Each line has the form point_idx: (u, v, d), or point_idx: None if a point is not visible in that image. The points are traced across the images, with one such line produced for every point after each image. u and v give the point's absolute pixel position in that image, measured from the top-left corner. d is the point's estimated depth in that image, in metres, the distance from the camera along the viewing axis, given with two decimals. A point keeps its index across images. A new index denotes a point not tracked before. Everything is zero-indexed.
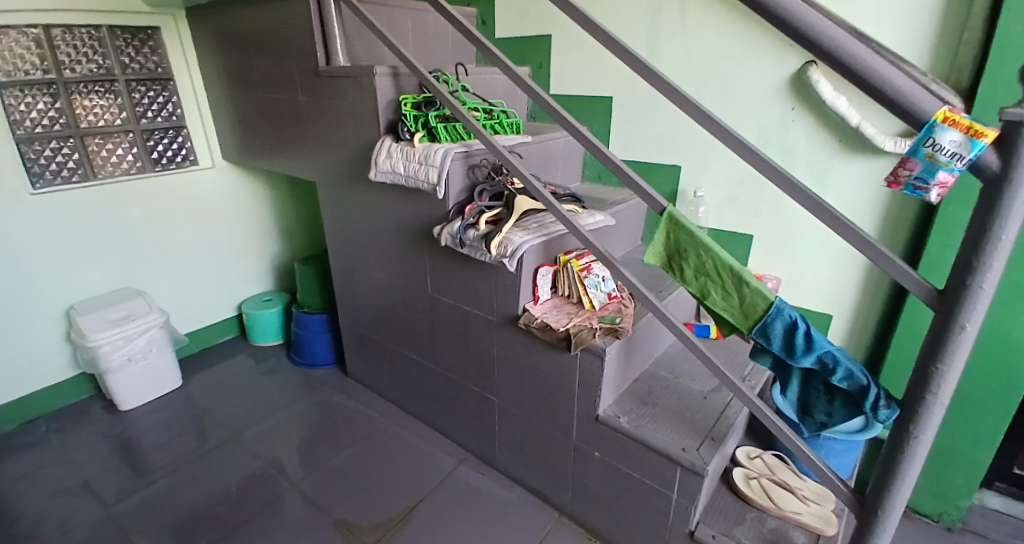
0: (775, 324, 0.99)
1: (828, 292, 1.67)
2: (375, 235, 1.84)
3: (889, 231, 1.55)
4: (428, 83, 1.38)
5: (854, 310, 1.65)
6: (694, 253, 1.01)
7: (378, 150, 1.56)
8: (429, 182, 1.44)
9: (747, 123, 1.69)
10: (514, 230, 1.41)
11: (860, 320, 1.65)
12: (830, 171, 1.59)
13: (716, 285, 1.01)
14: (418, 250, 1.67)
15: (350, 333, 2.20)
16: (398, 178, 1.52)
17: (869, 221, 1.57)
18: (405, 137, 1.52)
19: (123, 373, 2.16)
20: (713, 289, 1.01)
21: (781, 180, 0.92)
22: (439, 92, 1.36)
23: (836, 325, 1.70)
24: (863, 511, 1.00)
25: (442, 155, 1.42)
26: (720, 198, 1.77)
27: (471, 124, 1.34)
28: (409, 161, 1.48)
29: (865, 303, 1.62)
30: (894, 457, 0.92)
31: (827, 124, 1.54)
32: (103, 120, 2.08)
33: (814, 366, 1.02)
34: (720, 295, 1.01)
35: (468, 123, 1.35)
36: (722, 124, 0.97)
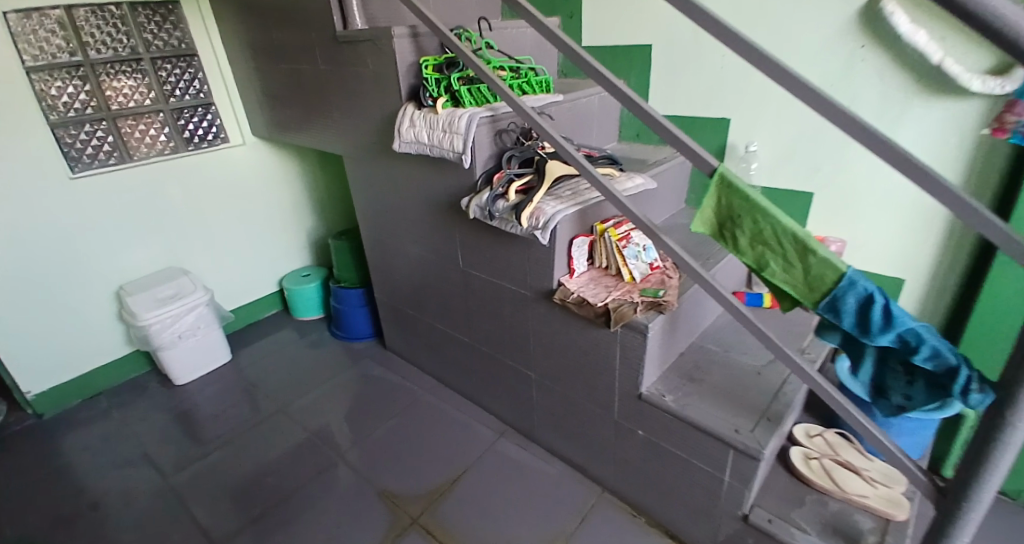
0: (847, 298, 0.87)
1: (899, 253, 1.51)
2: (404, 208, 1.78)
3: (976, 181, 1.36)
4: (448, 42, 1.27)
5: (930, 273, 1.48)
6: (749, 219, 0.91)
7: (401, 119, 1.48)
8: (454, 150, 1.36)
9: (807, 66, 1.50)
10: (547, 198, 1.33)
11: (934, 284, 1.49)
12: (906, 117, 1.39)
13: (775, 256, 0.90)
14: (449, 222, 1.60)
15: (386, 306, 2.19)
16: (422, 149, 1.44)
17: (952, 171, 1.38)
18: (427, 103, 1.42)
19: (175, 349, 2.23)
20: (772, 260, 0.91)
21: (858, 132, 0.78)
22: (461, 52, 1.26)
23: (908, 289, 1.54)
24: (944, 503, 0.90)
25: (466, 121, 1.33)
26: (775, 152, 1.61)
27: (497, 85, 1.23)
28: (432, 129, 1.40)
29: (944, 264, 1.45)
30: (986, 447, 0.81)
31: (903, 61, 1.35)
32: (133, 101, 2.08)
33: (892, 345, 0.89)
34: (780, 266, 0.91)
35: (494, 85, 1.24)
36: (783, 69, 0.83)
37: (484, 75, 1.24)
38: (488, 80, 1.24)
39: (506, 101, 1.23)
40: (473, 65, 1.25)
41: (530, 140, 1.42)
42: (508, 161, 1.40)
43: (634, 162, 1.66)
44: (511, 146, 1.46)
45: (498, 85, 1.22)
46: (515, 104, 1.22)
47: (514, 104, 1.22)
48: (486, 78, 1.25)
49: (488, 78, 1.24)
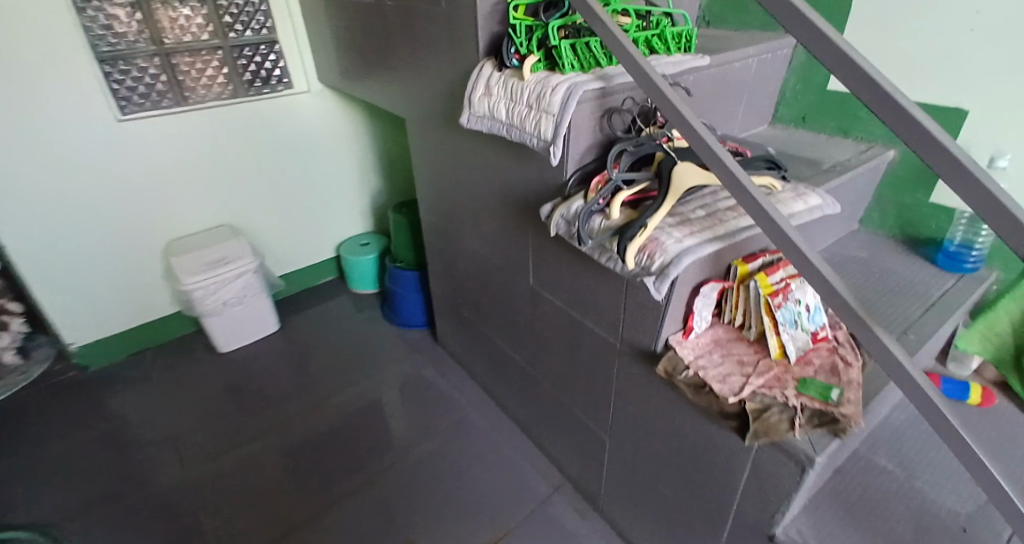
0: None
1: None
2: (471, 194, 1.40)
3: None
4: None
5: None
6: None
7: (475, 82, 1.08)
8: (541, 137, 0.96)
9: None
10: (669, 224, 0.89)
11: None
12: None
13: None
14: (524, 223, 1.21)
15: (442, 301, 1.86)
16: (499, 129, 1.06)
17: None
18: (512, 62, 1.01)
19: (221, 316, 2.05)
20: None
21: None
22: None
23: None
24: None
25: (563, 99, 0.92)
26: None
27: (627, 53, 0.81)
28: (517, 104, 1.00)
29: None
30: None
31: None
32: (189, 35, 1.82)
33: None
34: None
35: (621, 54, 0.82)
36: None
37: (608, 36, 0.83)
38: (614, 45, 0.82)
39: (636, 80, 0.80)
40: (595, 20, 0.83)
41: (651, 129, 0.97)
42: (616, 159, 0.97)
43: (798, 165, 1.15)
44: (623, 131, 1.03)
45: (629, 53, 0.80)
46: (647, 83, 0.78)
47: (646, 83, 0.78)
48: (608, 40, 0.83)
49: (615, 41, 0.82)
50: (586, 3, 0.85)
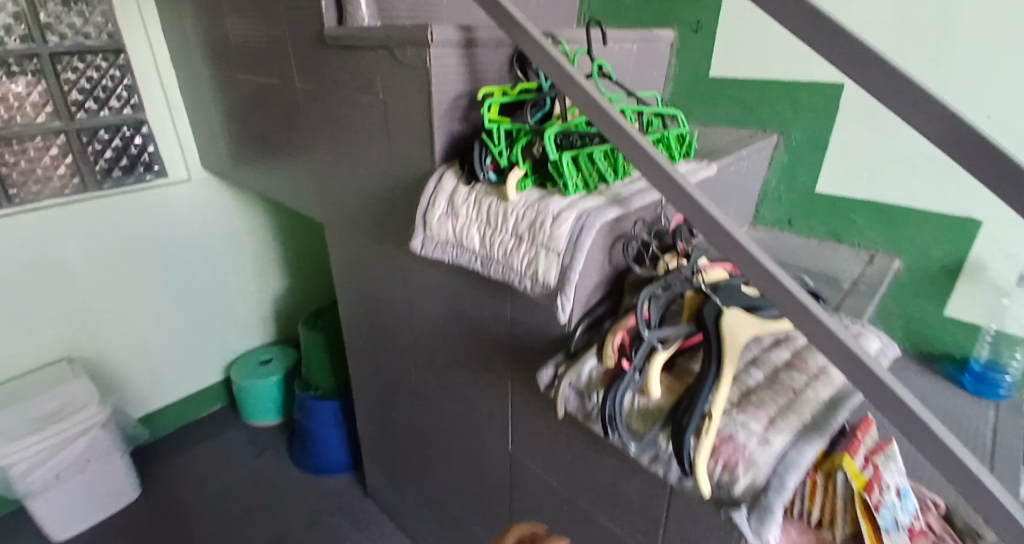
0: None
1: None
2: (416, 323, 1.07)
3: None
4: (567, 74, 0.59)
5: None
6: None
7: (433, 195, 0.79)
8: (539, 280, 0.68)
9: None
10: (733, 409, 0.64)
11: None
12: None
13: None
14: (502, 369, 0.91)
15: (373, 442, 1.47)
16: (470, 258, 0.76)
17: None
18: (486, 174, 0.75)
19: (49, 495, 1.47)
20: None
21: None
22: (599, 103, 0.57)
23: None
24: None
25: (574, 231, 0.65)
26: None
27: (680, 188, 0.52)
28: (499, 233, 0.72)
29: None
30: None
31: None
32: (16, 116, 1.36)
33: None
34: None
35: (668, 188, 0.53)
36: None
37: (646, 162, 0.54)
38: (656, 173, 0.54)
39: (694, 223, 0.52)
40: (623, 138, 0.55)
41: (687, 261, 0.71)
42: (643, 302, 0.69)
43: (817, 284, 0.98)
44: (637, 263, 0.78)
45: (688, 191, 0.51)
46: (719, 235, 0.50)
47: (722, 236, 0.50)
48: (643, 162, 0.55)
49: (659, 169, 0.54)
50: (605, 112, 0.57)
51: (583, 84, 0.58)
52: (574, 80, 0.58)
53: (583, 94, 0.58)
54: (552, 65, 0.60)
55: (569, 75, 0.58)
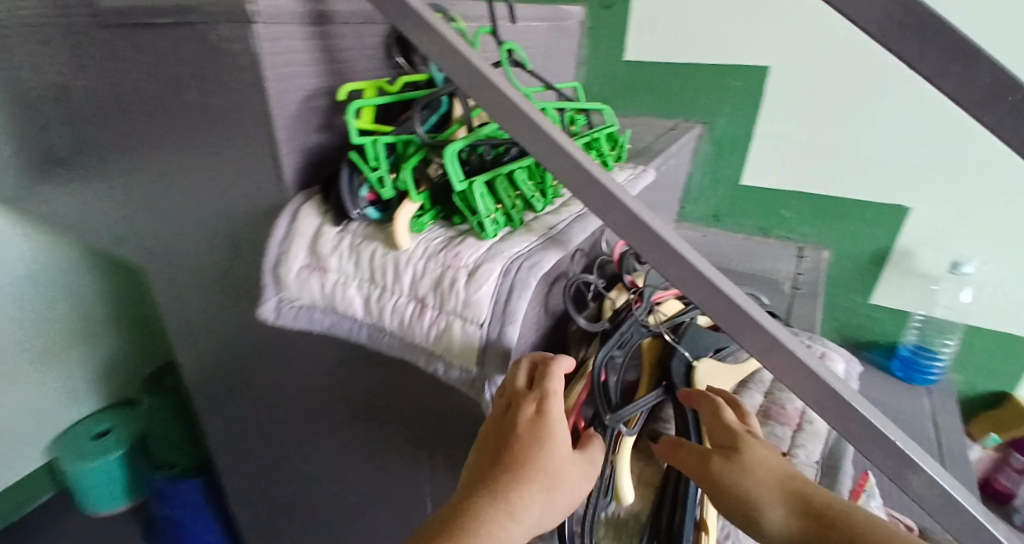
0: None
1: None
2: (284, 397, 0.81)
3: None
4: (482, 73, 0.35)
5: None
6: None
7: (284, 238, 0.55)
8: (456, 360, 0.47)
9: None
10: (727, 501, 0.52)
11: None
12: None
13: None
14: (406, 452, 0.69)
15: (254, 529, 1.18)
16: (350, 326, 0.54)
17: None
18: (364, 210, 0.53)
19: None
20: None
21: None
22: (539, 124, 0.35)
23: None
24: None
25: (495, 290, 0.45)
26: (989, 277, 0.91)
27: (685, 264, 0.33)
28: (390, 292, 0.51)
29: None
30: None
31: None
32: None
33: None
34: None
35: (667, 265, 0.33)
36: None
37: (623, 220, 0.34)
38: (641, 238, 0.33)
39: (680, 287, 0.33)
40: (583, 183, 0.34)
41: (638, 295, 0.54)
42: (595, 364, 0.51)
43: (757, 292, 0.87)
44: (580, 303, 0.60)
45: (703, 272, 0.32)
46: (714, 303, 0.33)
47: (759, 338, 0.32)
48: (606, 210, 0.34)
49: (644, 233, 0.33)
50: (552, 138, 0.34)
51: (509, 89, 0.35)
52: (495, 83, 0.35)
53: (511, 105, 0.35)
54: (456, 55, 0.36)
55: (467, 61, 0.35)
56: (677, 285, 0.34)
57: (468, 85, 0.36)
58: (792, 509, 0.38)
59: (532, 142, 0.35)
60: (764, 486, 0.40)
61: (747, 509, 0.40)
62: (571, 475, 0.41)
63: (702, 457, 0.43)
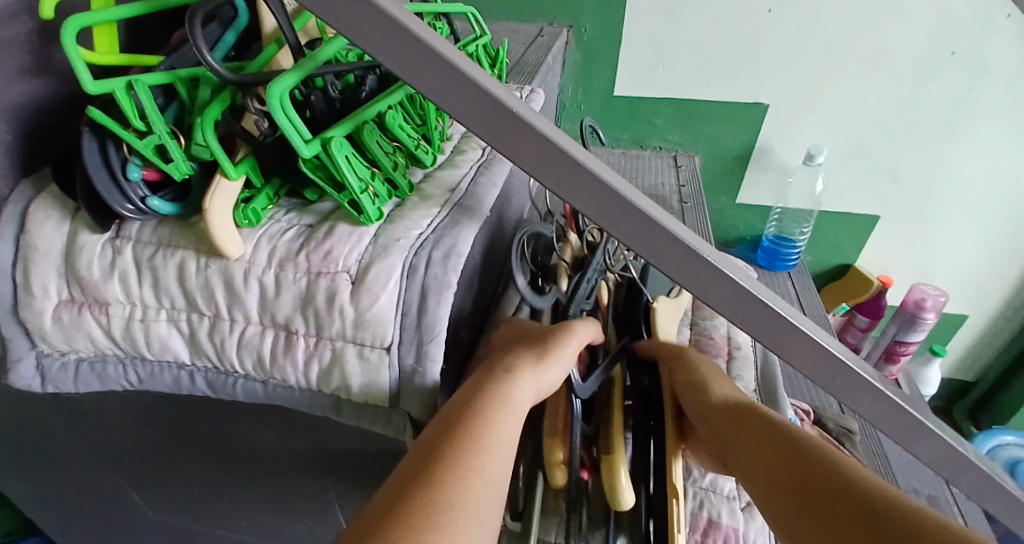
0: None
1: (985, 281, 1.04)
2: (81, 486, 0.55)
3: None
4: (386, 13, 0.19)
5: (1000, 311, 1.07)
6: None
7: (21, 265, 0.33)
8: (354, 396, 0.33)
9: (915, 26, 0.80)
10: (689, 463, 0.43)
11: (1004, 323, 1.09)
12: None
13: None
14: (292, 505, 0.52)
15: None
16: (172, 375, 0.36)
17: None
18: (147, 198, 0.32)
19: None
20: None
21: None
22: (491, 93, 0.21)
23: (963, 330, 1.11)
24: None
25: (393, 296, 0.31)
26: (837, 162, 0.95)
27: (663, 232, 0.26)
28: (229, 321, 0.33)
29: (1019, 301, 1.05)
30: None
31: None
32: None
33: None
34: None
35: (641, 240, 0.26)
36: None
37: (604, 202, 0.25)
38: (618, 218, 0.25)
39: (643, 253, 0.27)
40: (539, 150, 0.23)
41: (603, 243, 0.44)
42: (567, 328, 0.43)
43: None
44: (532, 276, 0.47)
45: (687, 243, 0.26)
46: (682, 266, 0.27)
47: (738, 301, 0.28)
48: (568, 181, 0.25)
49: (610, 197, 0.24)
50: (519, 116, 0.22)
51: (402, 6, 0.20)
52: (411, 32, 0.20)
53: (441, 75, 0.21)
54: None
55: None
56: (655, 260, 0.27)
57: (366, 38, 0.20)
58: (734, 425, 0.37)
59: (477, 117, 0.22)
60: (734, 407, 0.38)
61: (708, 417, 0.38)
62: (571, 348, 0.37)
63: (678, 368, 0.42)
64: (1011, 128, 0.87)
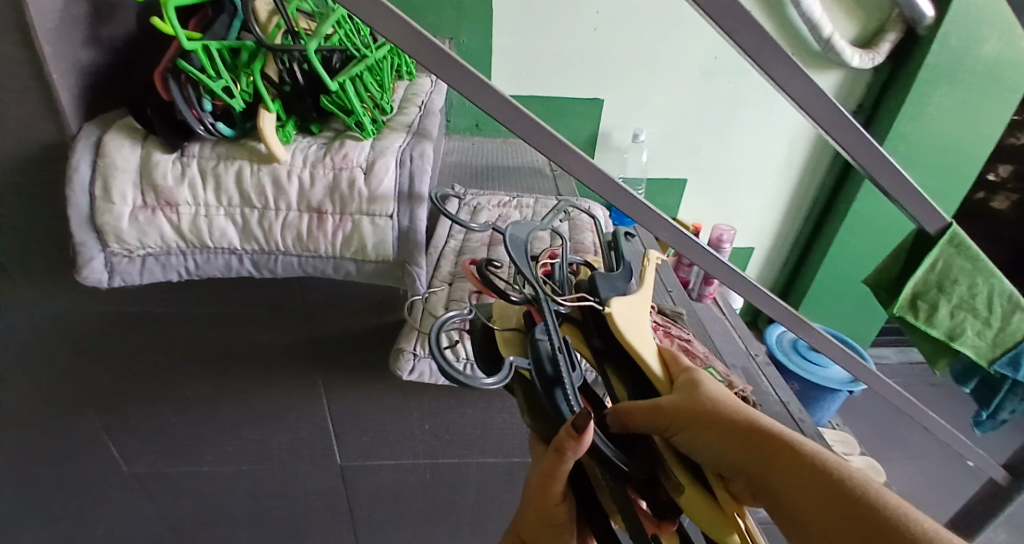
0: None
1: (761, 221, 1.47)
2: (100, 394, 0.65)
3: (814, 158, 1.36)
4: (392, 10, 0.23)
5: (774, 241, 1.51)
6: (963, 285, 0.54)
7: (109, 181, 0.45)
8: (371, 256, 0.50)
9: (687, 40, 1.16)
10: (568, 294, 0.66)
11: (779, 249, 1.53)
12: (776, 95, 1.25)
13: (975, 320, 0.56)
14: (294, 387, 0.66)
15: None
16: (227, 261, 0.49)
17: (800, 152, 1.35)
18: (212, 123, 0.45)
19: None
20: (969, 325, 0.57)
21: None
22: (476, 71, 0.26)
23: (756, 257, 1.54)
24: None
25: (396, 179, 0.48)
26: (657, 140, 1.29)
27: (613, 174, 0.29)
28: (275, 210, 0.48)
29: (784, 233, 1.49)
30: None
31: (779, 12, 1.07)
32: None
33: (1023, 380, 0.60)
34: (974, 329, 0.57)
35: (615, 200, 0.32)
36: None
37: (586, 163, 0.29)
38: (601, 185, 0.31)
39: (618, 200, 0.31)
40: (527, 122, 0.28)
41: (532, 284, 0.35)
42: (558, 407, 0.33)
43: (531, 176, 1.04)
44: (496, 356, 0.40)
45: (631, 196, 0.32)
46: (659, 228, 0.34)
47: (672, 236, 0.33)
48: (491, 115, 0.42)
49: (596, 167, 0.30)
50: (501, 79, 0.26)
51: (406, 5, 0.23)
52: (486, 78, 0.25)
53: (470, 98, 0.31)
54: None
55: None
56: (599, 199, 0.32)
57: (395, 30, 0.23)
58: (787, 467, 0.31)
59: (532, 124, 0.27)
60: (778, 449, 0.32)
61: (746, 470, 0.32)
62: (558, 469, 0.31)
63: (685, 413, 0.33)
64: (756, 109, 1.27)
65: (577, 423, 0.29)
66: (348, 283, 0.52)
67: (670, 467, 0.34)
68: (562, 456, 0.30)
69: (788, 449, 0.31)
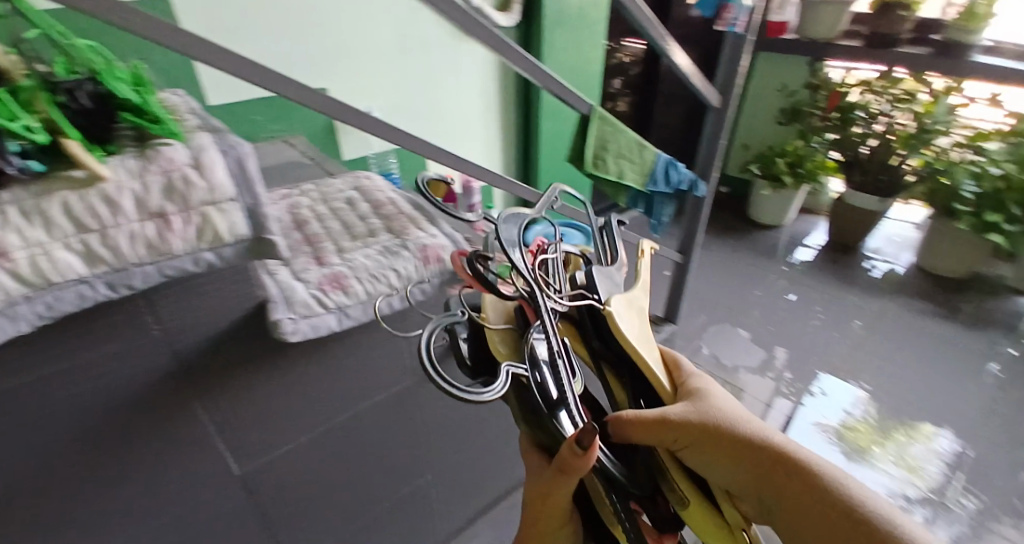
0: (667, 173, 1.11)
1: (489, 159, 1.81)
2: None
3: (504, 99, 1.75)
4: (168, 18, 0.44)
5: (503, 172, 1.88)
6: (614, 141, 1.03)
7: None
8: (228, 236, 0.57)
9: (377, 24, 1.35)
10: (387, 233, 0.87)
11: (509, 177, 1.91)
12: (460, 57, 1.56)
13: (627, 161, 1.06)
14: (174, 415, 0.67)
15: None
16: (84, 291, 0.50)
17: (492, 96, 1.71)
18: (17, 162, 0.48)
19: None
20: (625, 166, 1.07)
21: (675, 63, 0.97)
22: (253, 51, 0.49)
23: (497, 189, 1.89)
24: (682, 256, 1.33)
25: (225, 164, 0.57)
26: (386, 113, 1.48)
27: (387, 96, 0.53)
28: (117, 226, 0.51)
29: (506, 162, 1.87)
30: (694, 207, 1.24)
31: None
32: None
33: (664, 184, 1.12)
34: (627, 166, 1.07)
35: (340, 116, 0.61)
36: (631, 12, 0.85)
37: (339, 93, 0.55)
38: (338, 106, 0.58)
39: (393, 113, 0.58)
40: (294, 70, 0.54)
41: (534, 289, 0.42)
42: (559, 419, 0.42)
43: (297, 169, 1.11)
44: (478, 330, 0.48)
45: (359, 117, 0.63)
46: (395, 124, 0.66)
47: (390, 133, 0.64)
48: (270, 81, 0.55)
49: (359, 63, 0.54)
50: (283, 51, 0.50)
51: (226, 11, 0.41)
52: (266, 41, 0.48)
53: None
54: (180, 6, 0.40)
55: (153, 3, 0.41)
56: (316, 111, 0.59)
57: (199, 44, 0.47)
58: (779, 492, 0.43)
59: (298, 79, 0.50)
60: (770, 475, 0.43)
61: (746, 491, 0.44)
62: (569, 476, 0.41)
63: (696, 440, 0.44)
64: (450, 71, 1.56)
65: (583, 442, 0.38)
66: (211, 273, 0.58)
67: (675, 480, 0.45)
68: (569, 467, 0.39)
69: (780, 473, 0.43)
